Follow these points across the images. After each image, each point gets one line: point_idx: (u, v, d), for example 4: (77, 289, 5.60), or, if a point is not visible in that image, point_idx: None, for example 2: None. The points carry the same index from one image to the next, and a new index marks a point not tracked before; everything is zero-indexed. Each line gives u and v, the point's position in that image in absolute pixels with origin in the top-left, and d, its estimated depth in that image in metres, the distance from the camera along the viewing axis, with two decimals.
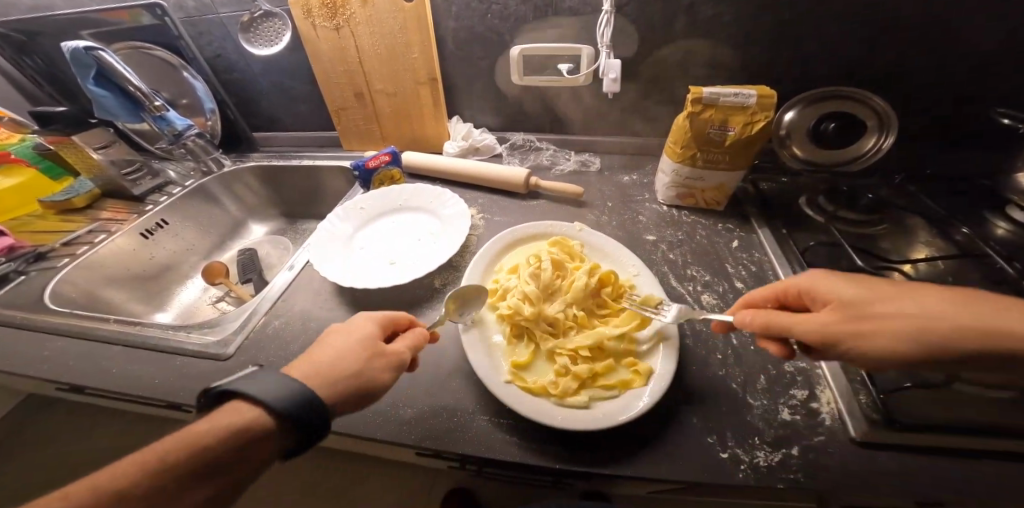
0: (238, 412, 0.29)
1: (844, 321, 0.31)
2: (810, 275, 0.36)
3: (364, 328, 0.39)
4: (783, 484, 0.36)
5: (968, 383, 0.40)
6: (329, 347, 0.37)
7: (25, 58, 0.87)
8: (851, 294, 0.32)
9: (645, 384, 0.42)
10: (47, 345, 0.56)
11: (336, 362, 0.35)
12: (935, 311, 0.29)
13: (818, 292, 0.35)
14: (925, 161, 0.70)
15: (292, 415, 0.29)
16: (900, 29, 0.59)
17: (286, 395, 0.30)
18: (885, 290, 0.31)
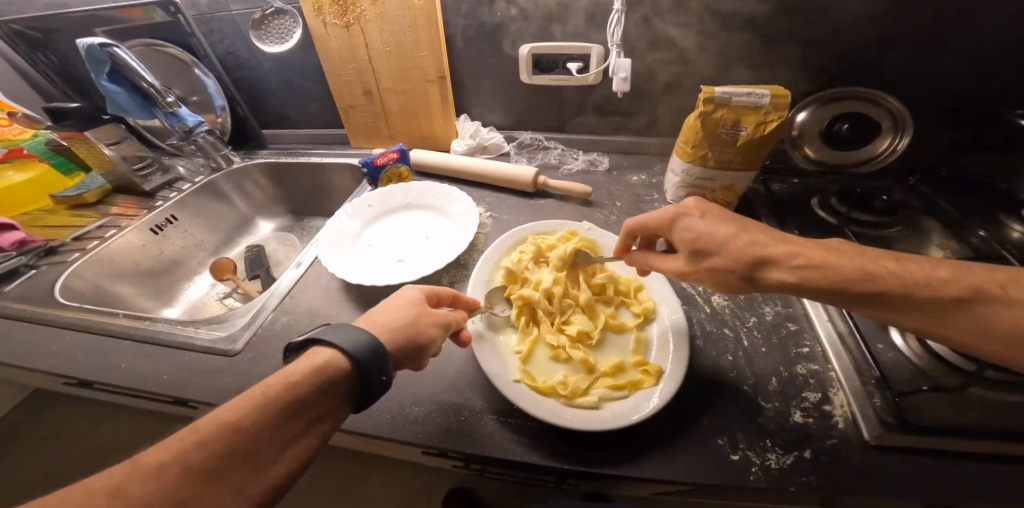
0: (314, 360, 0.32)
1: (691, 267, 0.40)
2: (674, 212, 0.42)
3: (411, 295, 0.42)
4: (795, 487, 0.35)
5: (987, 387, 0.39)
6: (384, 311, 0.39)
7: (39, 54, 0.88)
8: (698, 239, 0.39)
9: (655, 384, 0.42)
10: (57, 339, 0.57)
11: (387, 322, 0.38)
12: (749, 249, 0.36)
13: (679, 228, 0.41)
14: (940, 162, 0.69)
15: (358, 361, 0.32)
16: (915, 29, 0.58)
17: (353, 339, 0.33)
18: (725, 232, 0.38)
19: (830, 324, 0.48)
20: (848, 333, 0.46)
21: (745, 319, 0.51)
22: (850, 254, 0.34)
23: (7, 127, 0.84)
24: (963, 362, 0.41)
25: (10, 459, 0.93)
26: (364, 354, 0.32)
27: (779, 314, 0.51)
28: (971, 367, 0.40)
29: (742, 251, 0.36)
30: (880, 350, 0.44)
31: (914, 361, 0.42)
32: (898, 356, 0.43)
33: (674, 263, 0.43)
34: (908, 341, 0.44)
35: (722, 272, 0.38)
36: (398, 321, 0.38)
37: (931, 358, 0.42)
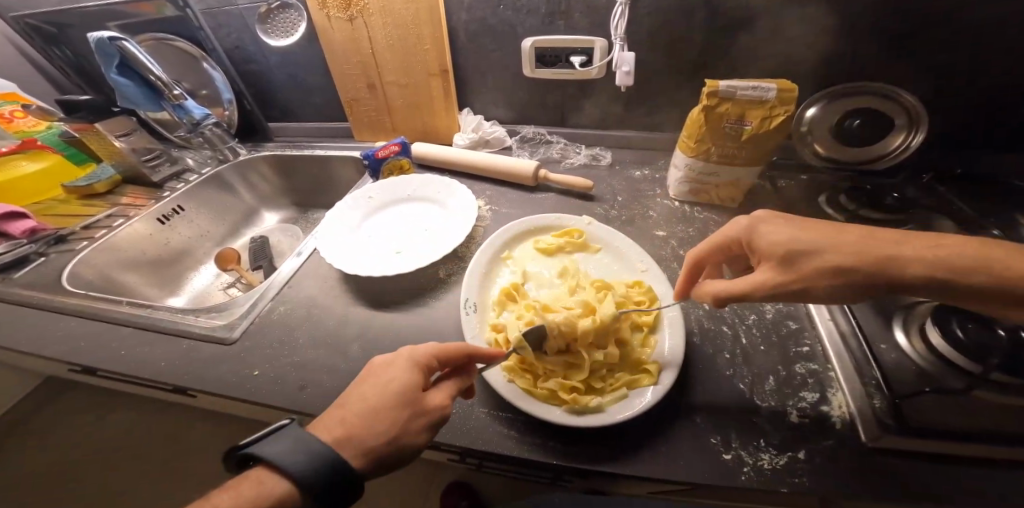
0: (255, 491, 0.28)
1: (792, 276, 0.34)
2: (751, 221, 0.39)
3: (404, 375, 0.35)
4: (789, 488, 0.34)
5: (993, 390, 0.38)
6: (359, 400, 0.34)
7: (54, 48, 0.90)
8: (794, 241, 0.34)
9: (653, 383, 0.41)
10: (62, 325, 0.58)
11: (361, 423, 0.32)
12: (868, 254, 0.32)
13: (764, 235, 0.37)
14: (954, 161, 0.67)
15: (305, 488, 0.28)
16: (929, 23, 0.56)
17: (301, 459, 0.29)
18: (829, 232, 0.34)
19: (832, 322, 0.46)
20: (850, 332, 0.45)
21: (744, 316, 0.50)
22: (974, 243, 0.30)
23: (22, 119, 0.86)
24: (969, 364, 0.39)
25: (24, 446, 0.96)
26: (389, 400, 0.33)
27: (780, 312, 0.50)
28: (976, 368, 0.39)
29: (863, 249, 0.32)
30: (882, 351, 0.42)
31: (918, 363, 0.41)
32: (901, 357, 0.41)
33: (756, 273, 0.37)
34: (913, 342, 0.43)
35: (840, 274, 0.32)
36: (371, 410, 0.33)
37: (936, 359, 0.41)
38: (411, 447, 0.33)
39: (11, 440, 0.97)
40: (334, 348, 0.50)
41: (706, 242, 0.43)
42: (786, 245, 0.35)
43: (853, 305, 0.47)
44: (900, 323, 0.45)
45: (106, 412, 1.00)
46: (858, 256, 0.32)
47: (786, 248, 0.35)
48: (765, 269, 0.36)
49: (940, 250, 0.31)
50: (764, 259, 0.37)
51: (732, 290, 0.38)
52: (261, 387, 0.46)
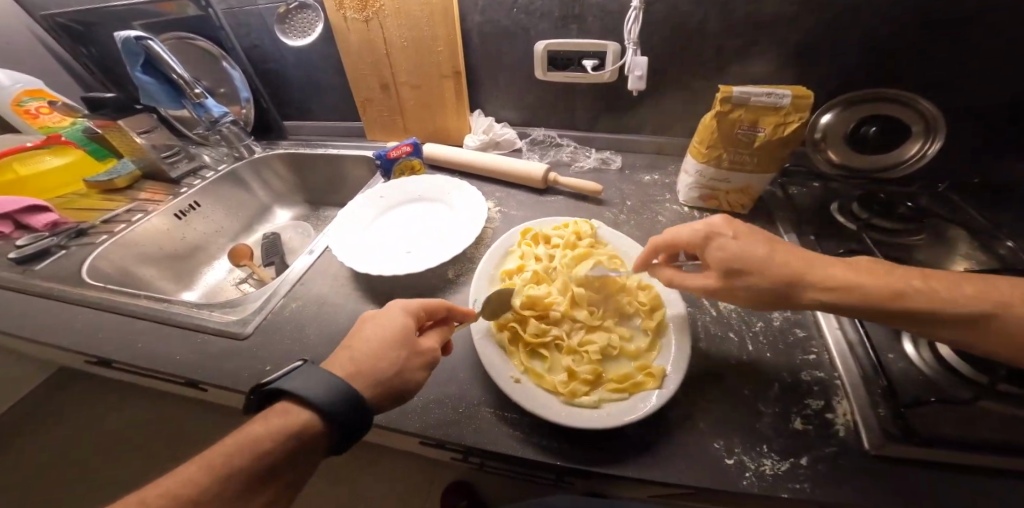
0: (286, 420, 0.31)
1: (721, 284, 0.39)
2: (709, 228, 0.40)
3: (399, 320, 0.40)
4: (790, 493, 0.34)
5: (999, 401, 0.37)
6: (364, 342, 0.37)
7: (80, 46, 0.93)
8: (733, 258, 0.37)
9: (658, 386, 0.41)
10: (80, 317, 0.60)
11: (369, 361, 0.36)
12: (777, 275, 0.35)
13: (713, 248, 0.39)
14: (971, 170, 0.66)
15: (334, 415, 0.31)
16: (949, 29, 0.56)
17: (326, 391, 0.31)
18: (761, 250, 0.36)
19: (840, 331, 0.46)
20: (858, 340, 0.44)
21: (751, 323, 0.50)
22: (880, 272, 0.33)
23: (47, 115, 0.90)
24: (976, 375, 0.39)
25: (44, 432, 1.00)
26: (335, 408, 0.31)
27: (787, 319, 0.50)
28: (983, 379, 0.39)
29: (783, 270, 0.35)
30: (889, 360, 0.42)
31: (925, 372, 0.41)
32: (908, 366, 0.41)
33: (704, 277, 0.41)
34: (922, 352, 0.42)
35: (758, 291, 0.37)
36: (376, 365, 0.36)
37: (944, 370, 0.40)
38: (410, 384, 0.37)
39: (33, 426, 1.01)
40: None
41: (668, 232, 0.44)
42: (722, 258, 0.38)
43: None
44: (908, 334, 0.44)
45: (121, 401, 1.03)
46: (765, 280, 0.36)
47: (722, 259, 0.38)
48: (707, 275, 0.41)
49: (822, 270, 0.34)
50: (712, 265, 0.40)
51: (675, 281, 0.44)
52: None
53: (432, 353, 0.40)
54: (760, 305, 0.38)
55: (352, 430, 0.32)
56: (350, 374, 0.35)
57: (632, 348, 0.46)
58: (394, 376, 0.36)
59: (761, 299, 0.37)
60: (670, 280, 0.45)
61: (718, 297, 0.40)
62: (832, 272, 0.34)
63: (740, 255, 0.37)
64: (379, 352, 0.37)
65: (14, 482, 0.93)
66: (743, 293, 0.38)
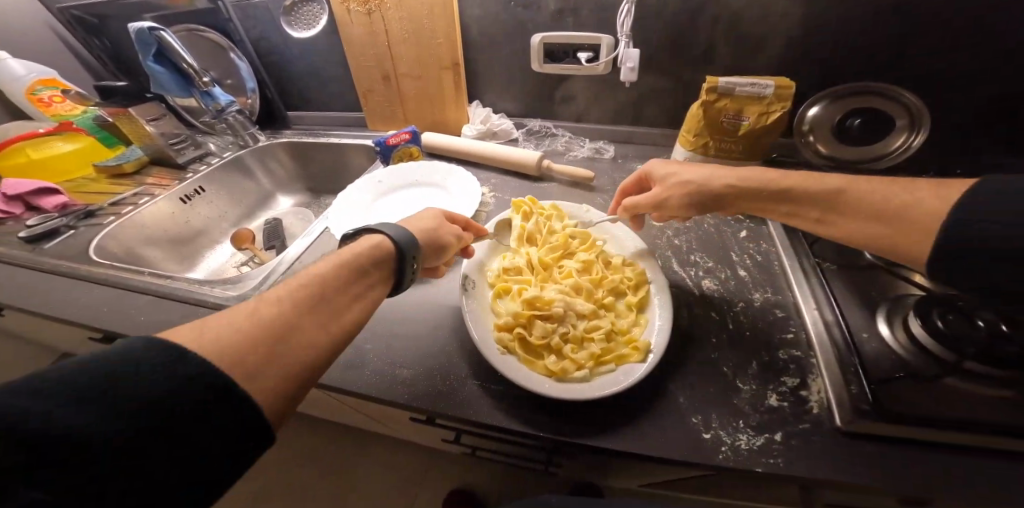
0: (366, 242, 0.40)
1: (665, 189, 0.52)
2: (661, 159, 0.55)
3: (434, 212, 0.51)
4: (763, 468, 0.36)
5: (962, 377, 0.39)
6: (406, 223, 0.47)
7: (93, 38, 0.97)
8: (672, 171, 0.52)
9: (642, 360, 0.42)
10: (86, 293, 0.61)
11: (417, 244, 0.46)
12: (703, 180, 0.49)
13: (663, 167, 0.54)
14: (956, 163, 0.68)
15: (400, 245, 0.41)
16: (933, 24, 0.57)
17: (398, 231, 0.42)
18: (700, 168, 0.50)
19: (817, 312, 0.48)
20: (834, 321, 0.46)
21: (733, 304, 0.51)
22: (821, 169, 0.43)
23: (59, 104, 0.92)
24: (942, 352, 0.41)
25: None
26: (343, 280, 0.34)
27: (767, 301, 0.51)
28: (950, 357, 0.41)
29: (703, 177, 0.49)
30: (864, 340, 0.44)
31: (898, 353, 0.42)
32: (882, 346, 0.43)
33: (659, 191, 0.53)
34: (896, 333, 0.44)
35: (694, 191, 0.49)
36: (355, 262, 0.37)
37: (916, 349, 0.42)
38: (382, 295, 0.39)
39: None
40: None
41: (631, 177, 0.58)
42: (666, 176, 0.52)
43: (839, 296, 0.49)
44: (883, 315, 0.46)
45: None
46: (692, 187, 0.49)
47: (671, 176, 0.52)
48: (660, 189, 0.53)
49: (757, 177, 0.46)
50: (661, 182, 0.53)
51: (636, 202, 0.54)
52: None
53: (459, 231, 0.51)
54: (701, 206, 0.50)
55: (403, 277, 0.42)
56: (334, 266, 0.36)
57: (623, 323, 0.48)
58: (367, 283, 0.37)
59: (692, 199, 0.50)
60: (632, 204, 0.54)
61: (665, 203, 0.52)
62: (741, 178, 0.47)
63: (682, 172, 0.51)
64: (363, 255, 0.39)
65: None
66: (681, 193, 0.50)
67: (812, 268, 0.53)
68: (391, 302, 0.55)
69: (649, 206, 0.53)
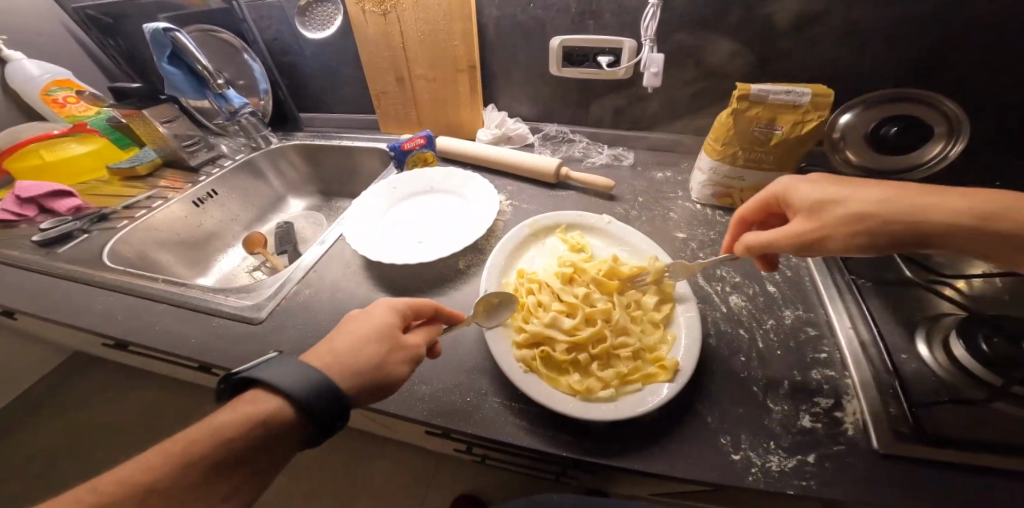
0: (253, 408, 0.30)
1: (817, 223, 0.37)
2: (791, 180, 0.41)
3: (383, 316, 0.39)
4: (795, 490, 0.34)
5: (1012, 402, 0.37)
6: (347, 335, 0.37)
7: (109, 39, 0.97)
8: (828, 193, 0.37)
9: (669, 380, 0.41)
10: (99, 299, 0.61)
11: (351, 352, 0.35)
12: (889, 204, 0.34)
13: (800, 193, 0.39)
14: (993, 171, 0.65)
15: (307, 405, 0.30)
16: (976, 27, 0.54)
17: (302, 378, 0.31)
18: (861, 188, 0.36)
19: (853, 331, 0.46)
20: (871, 341, 0.44)
21: (762, 321, 0.49)
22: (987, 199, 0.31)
23: (74, 105, 0.93)
24: (989, 377, 0.39)
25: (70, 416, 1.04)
26: (309, 397, 0.31)
27: (798, 318, 0.49)
28: (998, 383, 0.38)
29: (893, 204, 0.33)
30: (903, 361, 0.42)
31: (939, 374, 0.40)
32: (922, 367, 0.41)
33: (790, 225, 0.39)
34: (935, 354, 0.42)
35: (866, 218, 0.34)
36: (361, 360, 0.35)
37: (958, 372, 0.40)
38: (394, 375, 0.37)
39: (58, 410, 1.06)
40: None
41: (751, 201, 0.46)
42: (810, 197, 0.38)
43: (874, 313, 0.47)
44: (922, 335, 0.44)
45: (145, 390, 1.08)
46: (865, 215, 0.34)
47: (815, 197, 0.38)
48: (796, 221, 0.39)
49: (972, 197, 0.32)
50: (798, 212, 0.39)
51: (758, 239, 0.41)
52: None
53: (415, 350, 0.39)
54: (873, 248, 0.34)
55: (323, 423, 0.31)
56: (330, 365, 0.34)
57: (648, 339, 0.46)
58: (376, 368, 0.36)
59: (874, 238, 0.34)
60: (747, 247, 0.43)
61: (819, 245, 0.37)
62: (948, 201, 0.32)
63: (824, 193, 0.37)
64: (237, 435, 0.29)
65: (38, 468, 0.96)
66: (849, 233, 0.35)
67: (847, 284, 0.50)
68: None
69: (792, 246, 0.39)
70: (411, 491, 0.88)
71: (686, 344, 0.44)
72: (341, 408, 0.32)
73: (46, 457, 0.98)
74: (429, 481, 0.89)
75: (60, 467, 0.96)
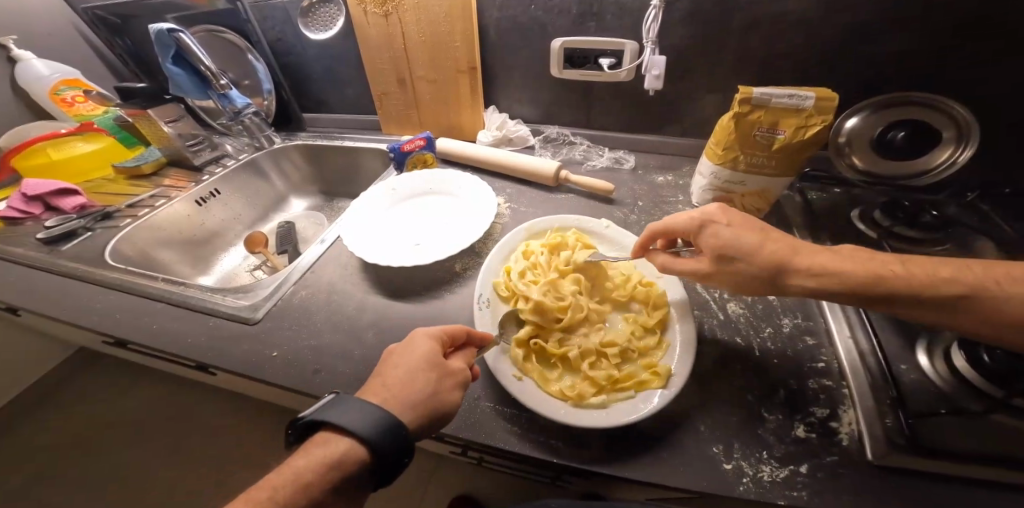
0: (325, 450, 0.31)
1: (713, 268, 0.41)
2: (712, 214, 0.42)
3: (426, 345, 0.39)
4: (787, 501, 0.33)
5: (1014, 415, 0.36)
6: (397, 369, 0.37)
7: (117, 39, 0.98)
8: (729, 244, 0.39)
9: (661, 386, 0.40)
10: (100, 297, 0.62)
11: (401, 387, 0.35)
12: (774, 258, 0.37)
13: (707, 235, 0.41)
14: (1002, 177, 0.64)
15: (375, 448, 0.31)
16: (985, 30, 0.53)
17: (369, 420, 0.31)
18: (757, 238, 0.38)
19: (851, 339, 0.45)
20: (870, 350, 0.43)
21: (759, 329, 0.48)
22: (861, 259, 0.35)
23: (82, 104, 0.95)
24: (990, 388, 0.38)
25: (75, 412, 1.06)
26: (382, 440, 0.31)
27: (797, 326, 0.48)
28: (999, 394, 0.37)
29: (770, 259, 0.37)
30: (902, 371, 0.41)
31: (938, 384, 0.40)
32: (922, 378, 0.40)
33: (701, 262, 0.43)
34: (935, 364, 0.41)
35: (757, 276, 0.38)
36: (415, 393, 0.35)
37: (957, 382, 0.39)
38: (450, 404, 0.37)
39: (64, 404, 1.08)
40: (350, 333, 0.52)
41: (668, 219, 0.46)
42: (721, 238, 0.40)
43: (875, 322, 0.46)
44: (922, 345, 0.43)
45: (149, 387, 1.10)
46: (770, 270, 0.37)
47: (719, 242, 0.40)
48: (702, 260, 0.43)
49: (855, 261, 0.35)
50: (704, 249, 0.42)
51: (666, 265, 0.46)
52: (278, 368, 0.48)
53: (463, 375, 0.39)
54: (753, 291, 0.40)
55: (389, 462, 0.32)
56: (389, 401, 0.34)
57: (642, 343, 0.46)
58: (431, 400, 0.36)
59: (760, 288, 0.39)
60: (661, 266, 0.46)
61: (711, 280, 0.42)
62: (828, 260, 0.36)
63: (735, 242, 0.39)
64: (315, 481, 0.29)
65: (42, 462, 0.98)
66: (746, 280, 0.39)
67: None
68: (403, 316, 0.53)
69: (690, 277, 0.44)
70: (408, 492, 0.88)
71: (680, 348, 0.44)
72: (404, 445, 0.32)
73: (51, 451, 1.00)
74: (426, 481, 0.89)
75: (64, 461, 0.98)
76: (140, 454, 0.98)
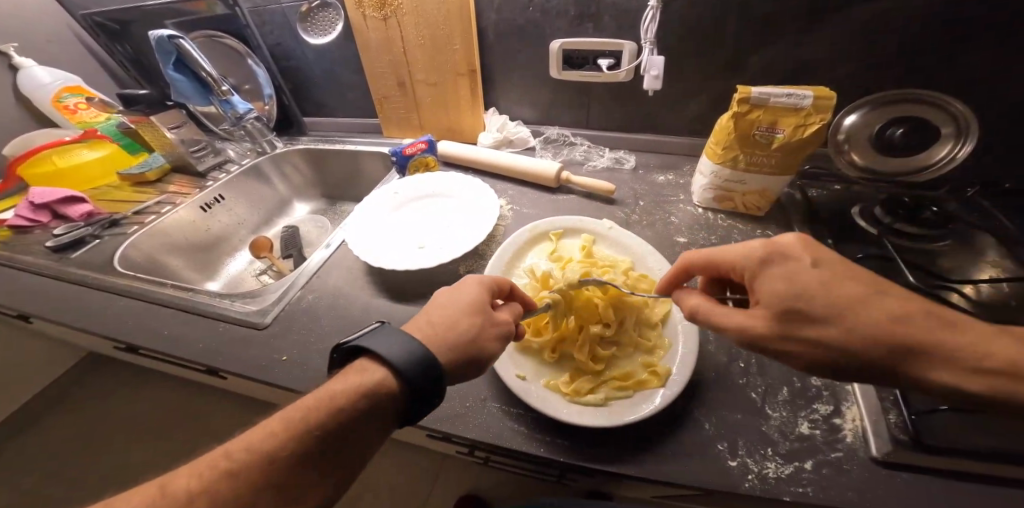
0: (363, 378, 0.32)
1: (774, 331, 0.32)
2: (788, 242, 0.33)
3: (473, 291, 0.41)
4: (791, 497, 0.34)
5: None
6: (441, 310, 0.39)
7: (117, 45, 0.98)
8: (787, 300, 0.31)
9: (661, 385, 0.41)
10: (110, 304, 0.63)
11: (443, 327, 0.37)
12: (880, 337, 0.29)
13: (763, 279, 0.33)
14: (1000, 172, 0.64)
15: (408, 379, 0.32)
16: (981, 29, 0.53)
17: (404, 351, 0.33)
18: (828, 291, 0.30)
19: None
20: None
21: None
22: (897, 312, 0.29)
23: (85, 111, 0.96)
24: None
25: (86, 416, 1.08)
26: (410, 370, 0.32)
27: None
28: None
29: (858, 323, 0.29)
30: None
31: None
32: None
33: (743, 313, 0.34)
34: None
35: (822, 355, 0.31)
36: (458, 334, 0.37)
37: None
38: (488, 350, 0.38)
39: (74, 411, 1.09)
40: None
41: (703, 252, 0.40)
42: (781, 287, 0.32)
43: None
44: None
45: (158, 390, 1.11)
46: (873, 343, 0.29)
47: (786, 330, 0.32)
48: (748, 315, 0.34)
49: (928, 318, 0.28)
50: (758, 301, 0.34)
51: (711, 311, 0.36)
52: (288, 372, 0.49)
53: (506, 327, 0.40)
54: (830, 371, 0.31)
55: (422, 396, 0.33)
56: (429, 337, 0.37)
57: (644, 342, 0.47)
58: (470, 342, 0.37)
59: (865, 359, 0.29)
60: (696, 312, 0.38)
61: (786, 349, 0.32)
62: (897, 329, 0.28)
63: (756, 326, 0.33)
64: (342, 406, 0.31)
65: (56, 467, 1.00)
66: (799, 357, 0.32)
67: None
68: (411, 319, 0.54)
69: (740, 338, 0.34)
70: (415, 491, 0.90)
71: (684, 348, 0.44)
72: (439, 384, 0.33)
73: (66, 453, 1.02)
74: (433, 477, 0.91)
75: (78, 465, 1.00)
76: (151, 456, 0.99)
